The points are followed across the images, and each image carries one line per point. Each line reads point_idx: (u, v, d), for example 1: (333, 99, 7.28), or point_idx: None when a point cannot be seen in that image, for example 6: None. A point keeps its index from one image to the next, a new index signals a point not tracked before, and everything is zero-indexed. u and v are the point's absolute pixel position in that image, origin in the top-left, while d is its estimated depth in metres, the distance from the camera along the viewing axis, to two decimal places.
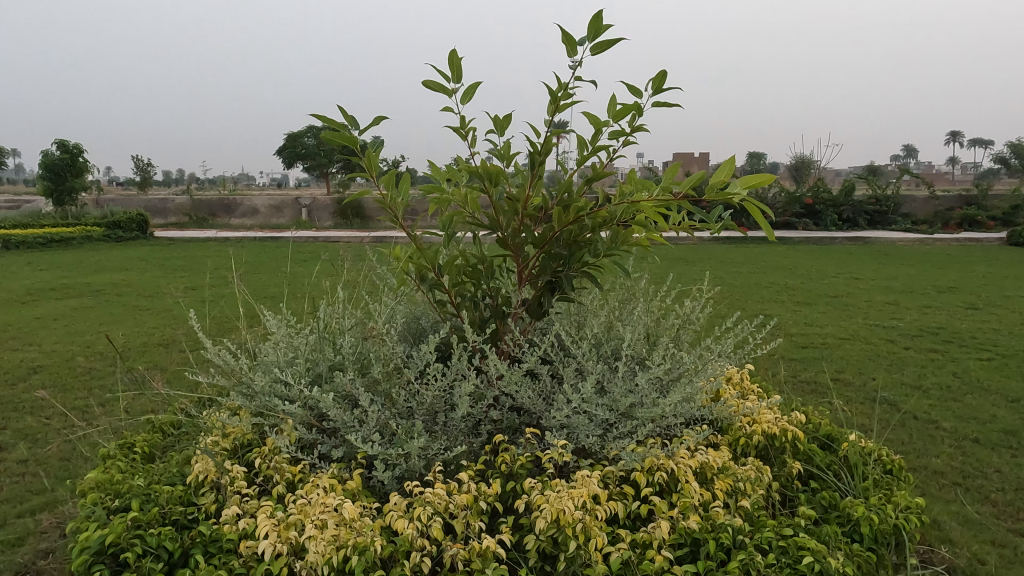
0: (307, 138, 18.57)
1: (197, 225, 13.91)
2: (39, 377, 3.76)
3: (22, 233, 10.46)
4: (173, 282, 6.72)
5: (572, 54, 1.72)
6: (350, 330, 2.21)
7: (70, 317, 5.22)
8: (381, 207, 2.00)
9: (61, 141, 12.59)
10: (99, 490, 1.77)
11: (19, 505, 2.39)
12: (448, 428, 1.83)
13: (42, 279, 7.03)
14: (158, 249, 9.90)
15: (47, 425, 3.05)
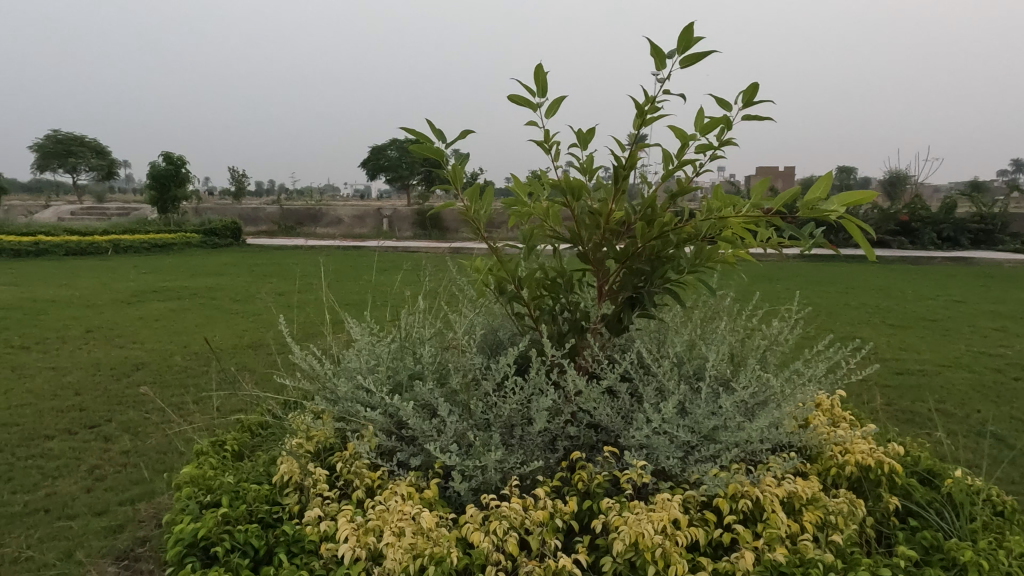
0: (390, 150, 19.23)
1: (285, 234, 14.59)
2: (141, 373, 4.02)
3: (130, 238, 11.31)
4: (264, 287, 7.07)
5: (660, 66, 1.69)
6: (430, 340, 2.24)
7: (168, 318, 5.56)
8: (464, 219, 2.01)
9: (167, 153, 13.57)
10: (192, 485, 1.86)
11: (121, 494, 2.55)
12: (524, 442, 1.82)
13: (148, 281, 7.58)
14: (249, 255, 10.45)
15: (147, 419, 3.26)
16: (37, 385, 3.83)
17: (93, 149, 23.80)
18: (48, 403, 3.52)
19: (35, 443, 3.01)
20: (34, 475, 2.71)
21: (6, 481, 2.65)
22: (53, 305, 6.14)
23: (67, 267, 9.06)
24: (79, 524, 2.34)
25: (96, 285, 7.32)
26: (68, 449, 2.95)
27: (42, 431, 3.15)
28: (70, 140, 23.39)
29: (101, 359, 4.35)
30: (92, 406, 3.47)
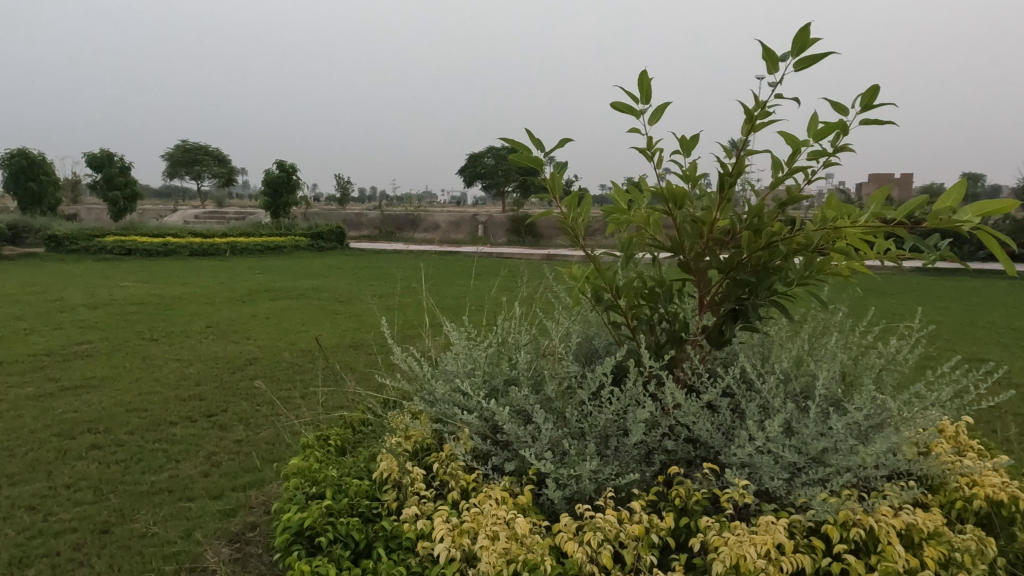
0: (487, 157, 19.60)
1: (385, 239, 15.16)
2: (254, 367, 4.29)
3: (246, 240, 12.11)
4: (365, 289, 7.36)
5: (772, 70, 1.62)
6: (526, 346, 2.25)
7: (278, 316, 5.90)
8: (562, 226, 2.01)
9: (281, 161, 14.46)
10: (299, 476, 1.95)
11: (234, 480, 2.72)
12: (620, 453, 1.79)
13: (261, 281, 8.08)
14: (352, 259, 10.94)
15: (258, 411, 3.47)
16: (163, 374, 4.17)
17: (215, 158, 25.71)
18: (173, 392, 3.82)
19: (161, 428, 3.28)
20: (160, 457, 2.95)
21: (136, 462, 2.90)
22: (178, 302, 6.66)
23: (192, 266, 9.84)
24: (198, 506, 2.52)
25: (215, 284, 7.89)
26: (189, 436, 3.18)
27: (166, 417, 3.42)
28: (196, 149, 25.36)
29: (219, 353, 4.67)
30: (210, 397, 3.73)
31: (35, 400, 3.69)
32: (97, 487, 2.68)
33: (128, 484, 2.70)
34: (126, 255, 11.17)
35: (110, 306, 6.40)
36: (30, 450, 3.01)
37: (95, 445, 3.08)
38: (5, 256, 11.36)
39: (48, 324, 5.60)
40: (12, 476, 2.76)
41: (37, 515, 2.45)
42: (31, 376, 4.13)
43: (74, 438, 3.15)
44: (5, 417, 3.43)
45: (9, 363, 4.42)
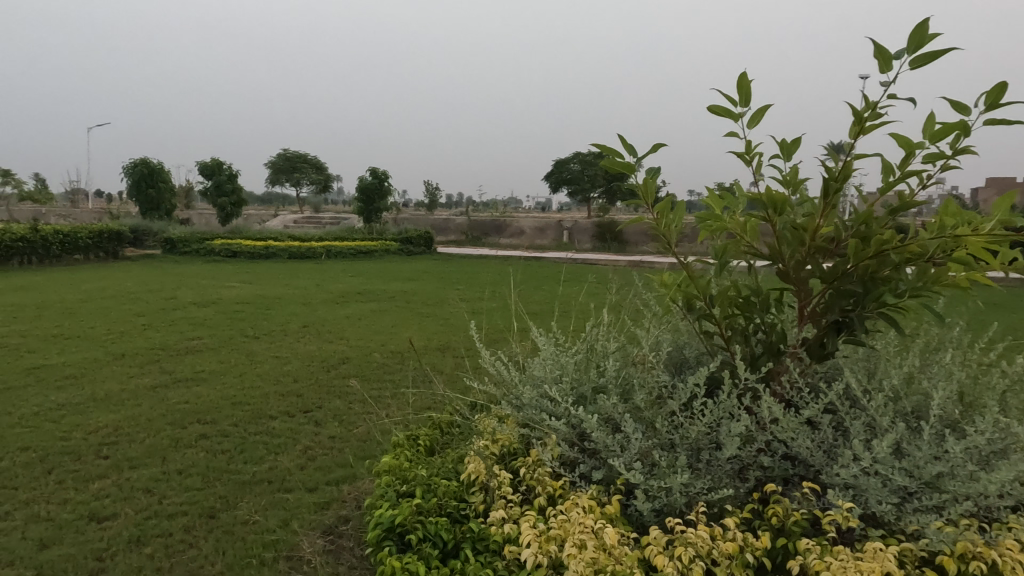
0: (573, 163, 19.58)
1: (471, 244, 15.42)
2: (347, 366, 4.46)
3: (340, 244, 12.63)
4: (452, 293, 7.51)
5: (885, 68, 1.53)
6: (614, 353, 2.22)
7: (370, 318, 6.11)
8: (653, 233, 1.96)
9: (374, 168, 15.00)
10: (390, 473, 2.00)
11: (328, 474, 2.84)
12: (712, 468, 1.73)
13: (353, 284, 8.41)
14: (439, 263, 11.20)
15: (351, 409, 3.60)
16: (264, 370, 4.40)
17: (313, 166, 27.00)
18: (272, 387, 4.03)
19: (262, 422, 3.46)
20: (261, 449, 3.11)
21: (240, 452, 3.07)
22: (278, 302, 7.03)
23: (291, 269, 10.36)
24: (294, 497, 2.64)
25: (311, 286, 8.27)
26: (287, 430, 3.34)
27: (266, 411, 3.61)
28: (296, 158, 26.74)
29: (315, 352, 4.89)
30: (306, 393, 3.91)
31: (152, 390, 3.99)
32: (205, 474, 2.86)
33: (232, 473, 2.87)
34: (232, 257, 11.90)
35: (217, 305, 6.83)
36: (147, 437, 3.25)
37: (204, 435, 3.29)
38: (128, 257, 12.37)
39: (164, 320, 6.04)
40: (132, 460, 2.99)
41: (153, 498, 2.64)
42: (148, 368, 4.47)
43: (185, 428, 3.38)
44: (125, 405, 3.72)
45: (130, 356, 4.79)
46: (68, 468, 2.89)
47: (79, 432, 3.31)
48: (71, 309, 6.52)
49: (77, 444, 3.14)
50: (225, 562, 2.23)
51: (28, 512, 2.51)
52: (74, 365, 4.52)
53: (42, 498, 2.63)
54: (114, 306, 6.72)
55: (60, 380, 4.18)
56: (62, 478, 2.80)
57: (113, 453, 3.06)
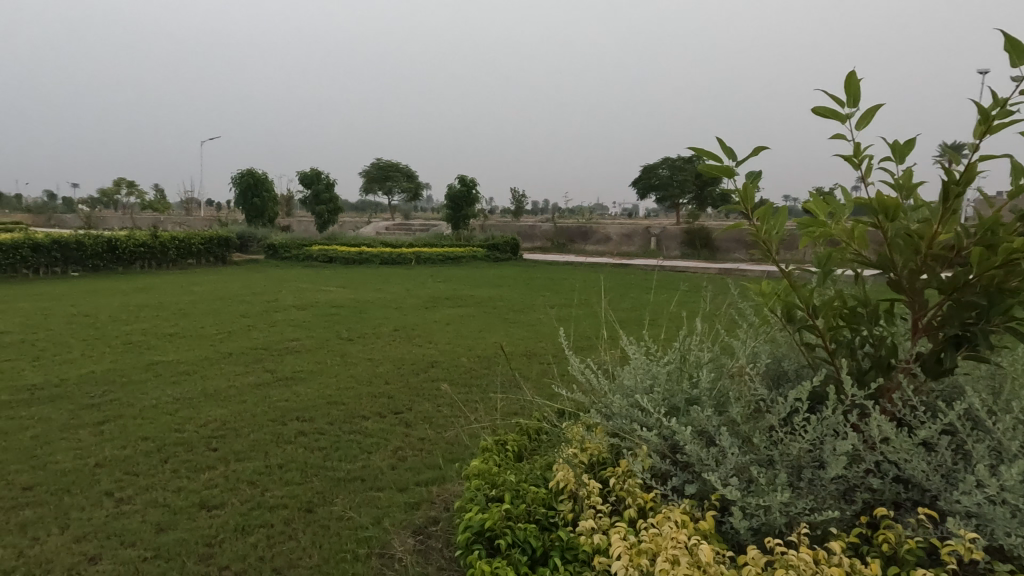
0: (662, 169, 19.24)
1: (557, 251, 15.44)
2: (436, 369, 4.57)
3: (429, 250, 12.96)
4: (538, 299, 7.54)
5: (1016, 61, 1.41)
6: (708, 364, 2.15)
7: (458, 323, 6.23)
8: (754, 240, 1.89)
9: (462, 176, 15.32)
10: (480, 477, 2.02)
11: (418, 475, 2.91)
12: (815, 487, 1.64)
13: (442, 289, 8.60)
14: (525, 269, 11.28)
15: (439, 412, 3.68)
16: (357, 371, 4.57)
17: (404, 175, 27.89)
18: (365, 388, 4.17)
19: (356, 421, 3.59)
20: (355, 448, 3.22)
21: (335, 450, 3.20)
22: (371, 306, 7.30)
23: (383, 274, 10.72)
24: (386, 496, 2.72)
25: (402, 291, 8.53)
26: (379, 430, 3.45)
27: (360, 411, 3.74)
28: (389, 166, 27.71)
29: (406, 355, 5.03)
30: (397, 394, 4.03)
31: (256, 388, 4.22)
32: (303, 469, 2.99)
33: (328, 470, 2.99)
34: (328, 263, 12.46)
35: (315, 308, 7.17)
36: (252, 432, 3.44)
37: (302, 431, 3.45)
38: (235, 262, 13.19)
39: (267, 321, 6.40)
40: (238, 453, 3.17)
41: (256, 490, 2.79)
42: (253, 367, 4.74)
43: (285, 425, 3.55)
44: (232, 401, 3.96)
45: (236, 354, 5.10)
46: (182, 458, 3.10)
47: (191, 424, 3.54)
48: (185, 309, 7.02)
49: (189, 436, 3.37)
50: (322, 555, 2.32)
51: (148, 498, 2.71)
52: (187, 362, 4.86)
53: (159, 485, 2.83)
54: (222, 307, 7.19)
55: (176, 375, 4.50)
56: (176, 467, 3.01)
57: (222, 445, 3.26)
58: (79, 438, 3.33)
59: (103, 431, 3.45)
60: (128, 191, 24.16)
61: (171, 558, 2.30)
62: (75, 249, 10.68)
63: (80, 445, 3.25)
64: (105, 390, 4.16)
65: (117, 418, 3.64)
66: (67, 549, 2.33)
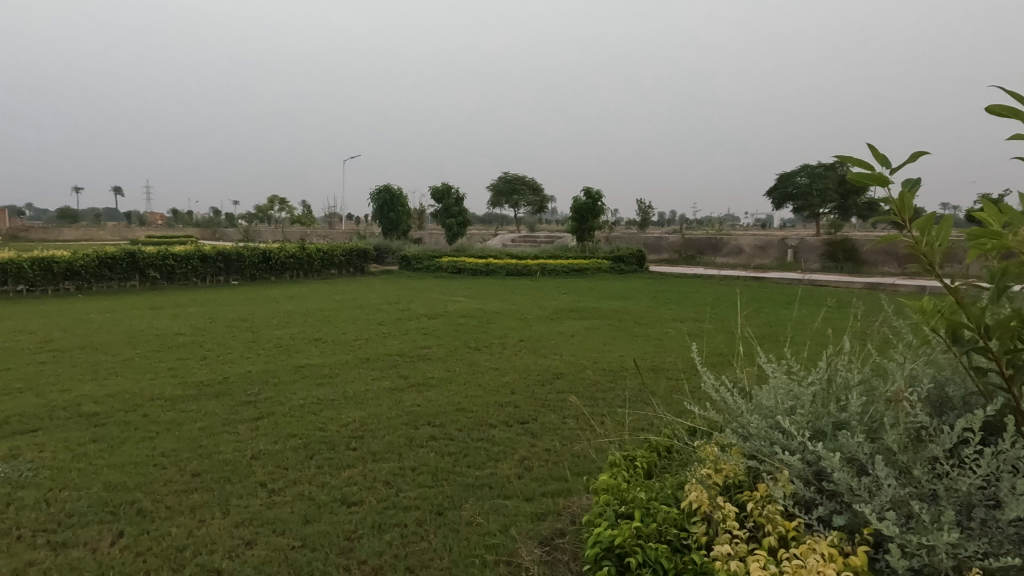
0: (800, 177, 18.19)
1: (685, 263, 15.02)
2: (561, 381, 4.58)
3: (554, 262, 13.06)
4: (666, 313, 7.35)
5: None
6: (858, 387, 1.99)
7: (583, 335, 6.22)
8: (912, 253, 1.71)
9: (588, 188, 15.31)
10: (609, 493, 2.00)
11: (544, 486, 2.93)
12: (989, 530, 1.46)
13: (567, 301, 8.63)
14: (651, 282, 11.06)
15: (565, 424, 3.69)
16: (485, 380, 4.68)
17: (530, 188, 28.38)
18: (493, 397, 4.26)
19: (483, 429, 3.68)
20: (483, 455, 3.30)
21: (463, 456, 3.29)
22: (498, 316, 7.46)
23: (509, 285, 10.94)
24: (513, 505, 2.76)
25: (528, 302, 8.65)
26: (506, 438, 3.52)
27: (487, 419, 3.83)
28: (516, 180, 28.30)
29: (531, 365, 5.10)
30: (523, 404, 4.08)
31: (391, 392, 4.44)
32: (434, 473, 3.10)
33: (458, 475, 3.08)
34: (457, 274, 12.89)
35: (445, 317, 7.44)
36: (387, 434, 3.62)
37: (433, 436, 3.58)
38: (372, 272, 13.98)
39: (401, 329, 6.73)
40: (375, 453, 3.34)
41: (391, 490, 2.93)
42: (388, 372, 4.99)
43: (417, 429, 3.71)
44: (370, 404, 4.19)
45: (373, 360, 5.40)
46: (326, 455, 3.32)
47: (333, 424, 3.79)
48: (328, 316, 7.54)
49: (332, 435, 3.60)
50: (452, 558, 2.39)
51: (295, 491, 2.93)
52: (330, 365, 5.20)
53: (305, 479, 3.05)
54: (361, 315, 7.64)
55: (320, 378, 4.83)
56: (320, 464, 3.23)
57: (360, 445, 3.46)
58: (239, 432, 3.67)
59: (258, 426, 3.77)
60: (280, 206, 26.38)
61: (316, 548, 2.46)
62: (235, 260, 11.81)
63: (239, 438, 3.57)
64: (260, 389, 4.55)
65: (270, 415, 3.97)
66: (228, 533, 2.56)
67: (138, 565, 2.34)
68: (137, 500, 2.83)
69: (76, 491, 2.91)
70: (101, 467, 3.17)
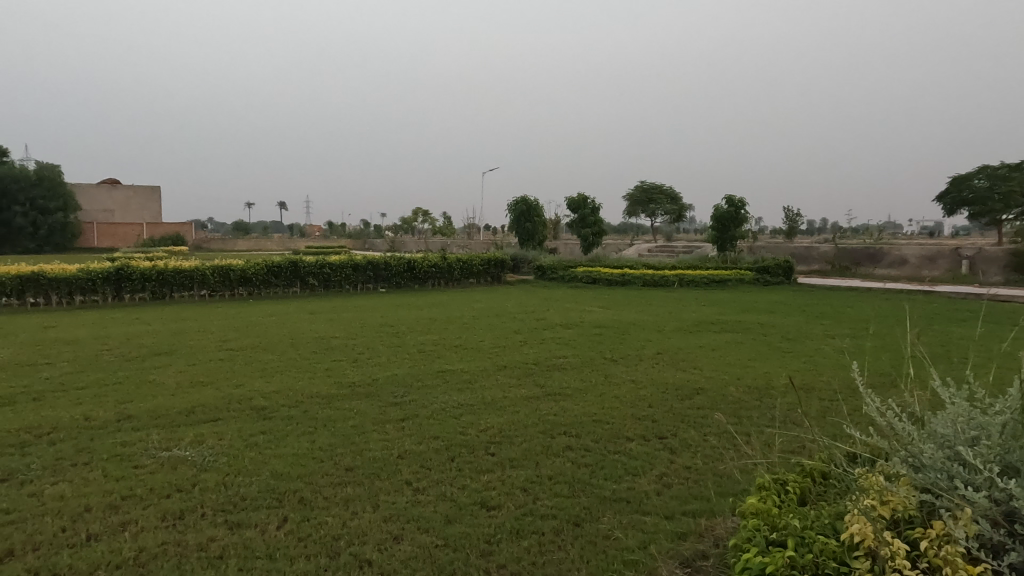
0: (978, 180, 16.32)
1: (839, 275, 13.98)
2: (701, 396, 4.42)
3: (693, 272, 12.64)
4: (818, 328, 6.85)
5: None
6: None
7: (726, 349, 5.96)
8: None
9: (730, 196, 14.70)
10: (758, 517, 1.89)
11: (684, 505, 2.83)
12: None
13: (708, 313, 8.33)
14: (800, 295, 10.39)
15: (706, 442, 3.55)
16: (622, 392, 4.61)
17: (668, 197, 27.72)
18: (629, 410, 4.19)
19: (620, 442, 3.63)
20: (620, 468, 3.25)
21: (600, 468, 3.26)
22: (634, 328, 7.34)
23: (645, 296, 10.73)
24: (652, 522, 2.69)
25: (666, 313, 8.44)
26: (643, 453, 3.45)
27: (625, 432, 3.77)
28: (653, 188, 27.75)
29: (669, 379, 4.96)
30: (661, 419, 3.97)
31: (528, 400, 4.51)
32: (571, 484, 3.10)
33: (594, 486, 3.06)
34: (592, 284, 12.86)
35: (580, 327, 7.43)
36: (524, 441, 3.68)
37: (569, 446, 3.58)
38: (508, 282, 14.29)
39: (537, 338, 6.81)
40: (512, 460, 3.41)
41: (528, 497, 2.97)
42: (525, 380, 5.07)
43: (554, 438, 3.73)
44: (507, 410, 4.28)
45: (510, 367, 5.51)
46: (466, 459, 3.43)
47: (473, 428, 3.91)
48: (468, 324, 7.80)
49: (472, 439, 3.72)
50: (590, 571, 2.37)
51: (438, 491, 3.05)
52: (469, 371, 5.38)
53: (447, 480, 3.17)
54: (498, 323, 7.82)
55: (460, 383, 5.01)
56: (460, 466, 3.34)
57: (498, 451, 3.54)
58: (386, 431, 3.88)
59: (404, 427, 3.97)
60: (423, 218, 27.71)
61: (458, 549, 2.54)
62: (383, 269, 12.56)
63: (387, 437, 3.79)
64: (405, 391, 4.79)
65: (415, 417, 4.17)
66: (378, 526, 2.72)
67: (300, 549, 2.55)
68: (299, 489, 3.08)
69: (248, 477, 3.22)
70: (268, 456, 3.49)
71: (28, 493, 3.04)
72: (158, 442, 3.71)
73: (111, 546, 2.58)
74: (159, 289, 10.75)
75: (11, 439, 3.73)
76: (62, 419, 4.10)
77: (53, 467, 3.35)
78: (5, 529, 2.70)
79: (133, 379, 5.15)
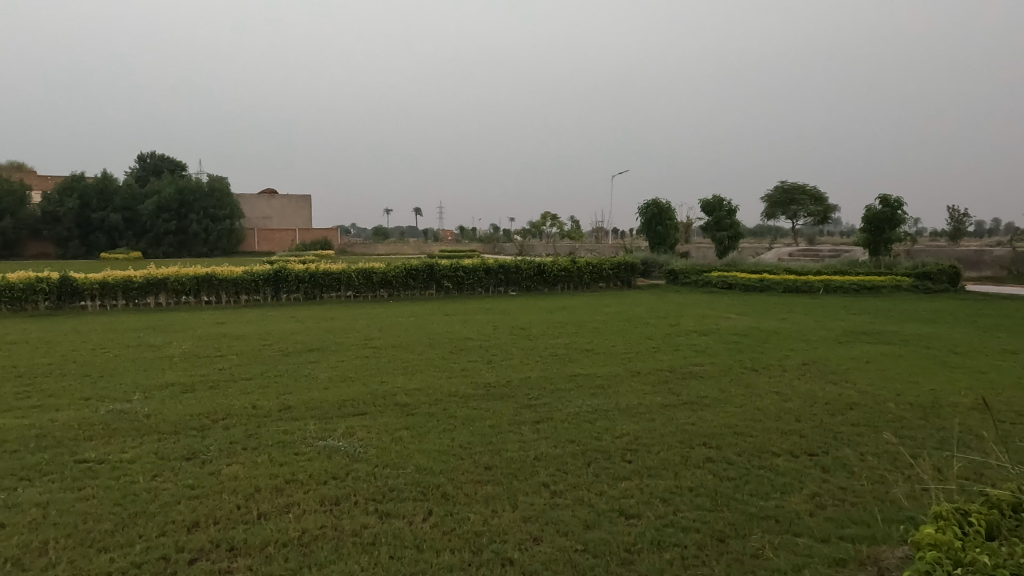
0: None
1: (1017, 283, 12.48)
2: (855, 412, 4.10)
3: (841, 278, 11.78)
4: (993, 341, 6.14)
5: None
6: None
7: (881, 362, 5.50)
8: None
9: (885, 196, 13.52)
10: (938, 549, 1.71)
11: (841, 528, 2.64)
12: None
13: (860, 322, 7.72)
14: (969, 303, 9.38)
15: (863, 463, 3.29)
16: (764, 404, 4.39)
17: (813, 197, 25.98)
18: (774, 423, 3.97)
19: (766, 457, 3.44)
20: (767, 485, 3.08)
21: (745, 483, 3.12)
22: (775, 336, 6.97)
23: (786, 303, 10.14)
24: (806, 544, 2.53)
25: (811, 321, 7.93)
26: (791, 469, 3.25)
27: (770, 446, 3.57)
28: (796, 188, 26.13)
29: (818, 392, 4.64)
30: (811, 434, 3.73)
31: (664, 408, 4.40)
32: (713, 497, 2.98)
33: (739, 502, 2.92)
34: (728, 289, 12.35)
35: (716, 334, 7.16)
36: (661, 450, 3.59)
37: (710, 458, 3.45)
38: (639, 286, 14.06)
39: (671, 344, 6.63)
40: (650, 468, 3.34)
41: (669, 507, 2.89)
42: (660, 387, 4.97)
43: (692, 448, 3.61)
44: (643, 418, 4.19)
45: (644, 373, 5.41)
46: (602, 465, 3.40)
47: (609, 434, 3.87)
48: (598, 328, 7.76)
49: (607, 445, 3.68)
50: None
51: (575, 495, 3.05)
52: (602, 376, 5.34)
53: (584, 485, 3.16)
54: (630, 328, 7.71)
55: (594, 388, 4.98)
56: (597, 472, 3.32)
57: (635, 459, 3.48)
58: (522, 432, 3.95)
59: (539, 429, 4.02)
60: (552, 222, 27.91)
61: (598, 555, 2.53)
62: (514, 272, 12.79)
63: (523, 439, 3.85)
64: (539, 394, 4.84)
65: (550, 420, 4.20)
66: (517, 526, 2.76)
67: (445, 542, 2.65)
68: (441, 484, 3.21)
69: (394, 469, 3.40)
70: (412, 451, 3.66)
71: (209, 471, 3.40)
72: (315, 432, 4.01)
73: (278, 525, 2.82)
74: (311, 290, 11.63)
75: (194, 422, 4.20)
76: (234, 407, 4.54)
77: (228, 450, 3.72)
78: (191, 502, 3.04)
79: (291, 372, 5.61)
